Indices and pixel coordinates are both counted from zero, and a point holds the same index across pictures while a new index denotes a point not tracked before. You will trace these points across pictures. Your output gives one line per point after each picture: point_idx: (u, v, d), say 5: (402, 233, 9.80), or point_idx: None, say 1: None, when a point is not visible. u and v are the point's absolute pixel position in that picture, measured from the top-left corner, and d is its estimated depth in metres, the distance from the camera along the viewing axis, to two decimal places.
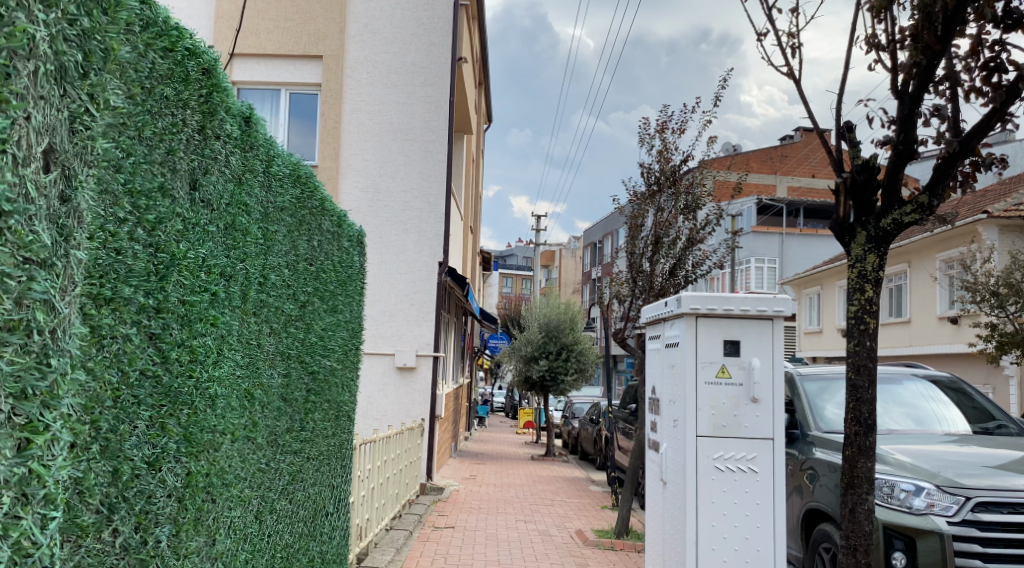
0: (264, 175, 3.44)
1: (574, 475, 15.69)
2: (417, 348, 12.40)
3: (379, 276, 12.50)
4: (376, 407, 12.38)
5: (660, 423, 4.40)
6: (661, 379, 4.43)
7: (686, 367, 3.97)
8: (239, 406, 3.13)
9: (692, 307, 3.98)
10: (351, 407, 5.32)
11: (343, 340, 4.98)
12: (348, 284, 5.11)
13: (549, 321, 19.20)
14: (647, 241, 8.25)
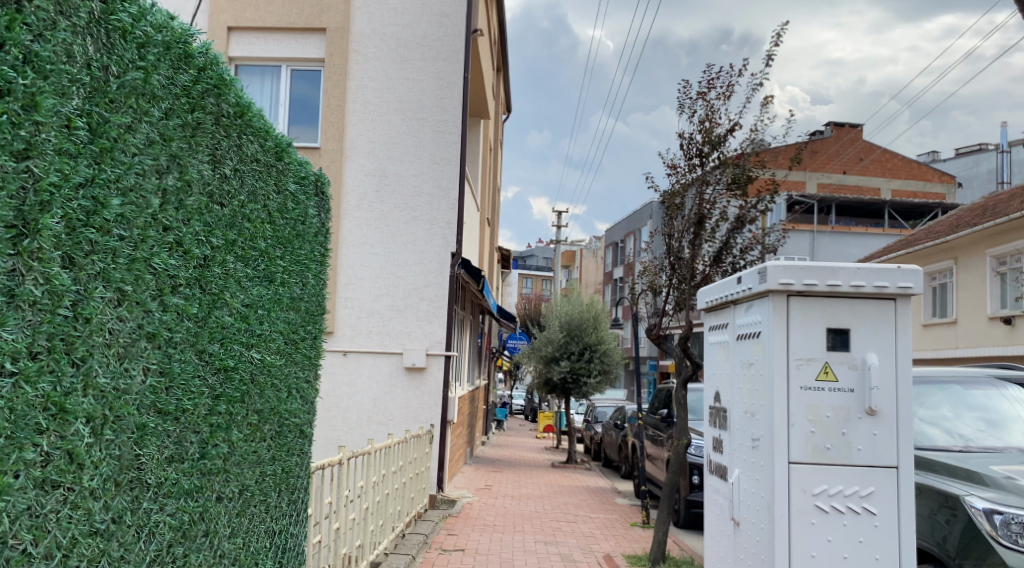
0: (88, 24, 2.36)
1: (598, 486, 14.58)
2: (427, 346, 11.38)
3: (386, 268, 11.49)
4: (382, 412, 11.35)
5: (737, 435, 3.84)
6: (734, 375, 3.91)
7: (779, 367, 3.43)
8: (9, 409, 2.06)
9: (783, 283, 3.46)
10: (301, 420, 4.36)
11: (288, 318, 4.10)
12: (298, 244, 4.25)
13: (570, 319, 18.10)
14: (688, 222, 7.15)
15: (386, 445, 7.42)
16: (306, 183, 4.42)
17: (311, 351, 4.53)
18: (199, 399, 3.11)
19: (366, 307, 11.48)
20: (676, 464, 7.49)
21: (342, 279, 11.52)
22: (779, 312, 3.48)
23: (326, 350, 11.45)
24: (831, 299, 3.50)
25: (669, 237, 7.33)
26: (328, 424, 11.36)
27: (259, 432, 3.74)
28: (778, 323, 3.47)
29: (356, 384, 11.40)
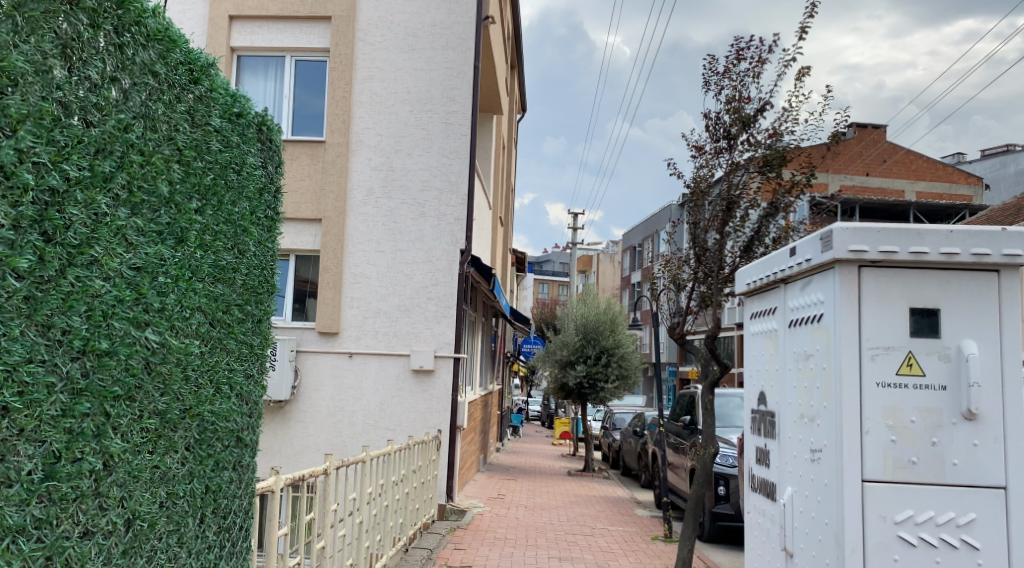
0: None
1: (616, 495, 13.96)
2: (436, 348, 10.82)
3: (393, 266, 10.94)
4: (389, 416, 10.79)
5: (790, 437, 3.35)
6: (789, 365, 3.40)
7: (847, 356, 2.93)
8: None
9: (855, 253, 2.95)
10: (231, 421, 3.56)
11: (206, 289, 3.28)
12: (225, 199, 3.46)
13: (586, 322, 17.46)
14: (716, 209, 6.55)
15: (386, 450, 6.84)
16: (241, 123, 3.65)
17: (254, 339, 3.82)
18: (40, 399, 2.25)
19: (372, 307, 10.92)
20: (704, 473, 6.84)
21: (348, 278, 10.97)
22: (851, 292, 2.96)
23: (331, 352, 10.91)
24: (917, 272, 2.98)
25: (694, 226, 6.74)
26: (332, 429, 10.81)
27: (156, 444, 2.90)
28: (848, 304, 2.96)
29: (361, 387, 10.85)
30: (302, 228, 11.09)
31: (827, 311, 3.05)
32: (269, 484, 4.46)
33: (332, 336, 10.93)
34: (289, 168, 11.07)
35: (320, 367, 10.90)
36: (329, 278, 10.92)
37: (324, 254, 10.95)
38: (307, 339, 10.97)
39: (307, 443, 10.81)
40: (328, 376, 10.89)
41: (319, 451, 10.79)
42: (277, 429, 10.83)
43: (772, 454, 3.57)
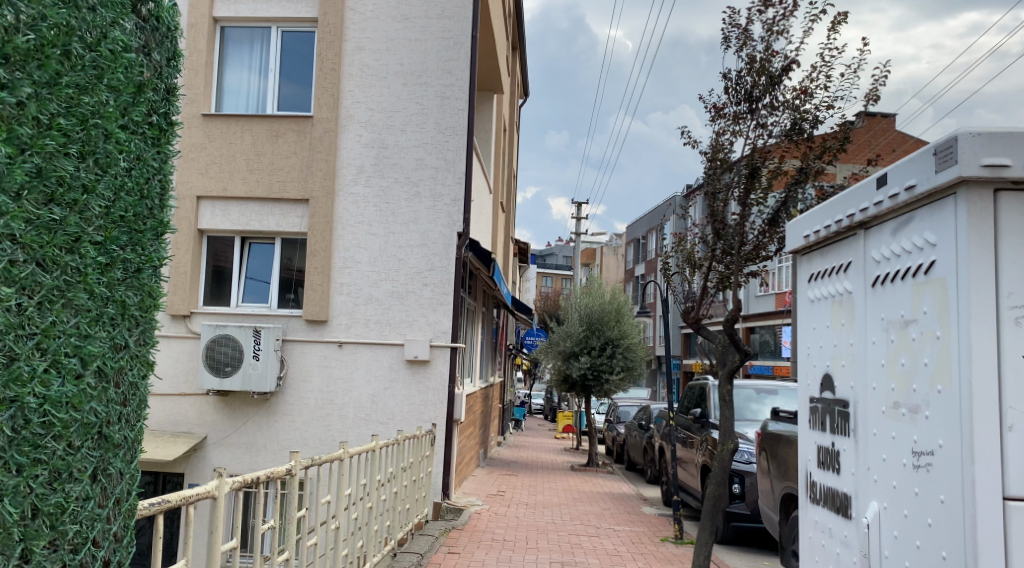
0: None
1: (622, 492, 13.33)
2: (431, 337, 10.17)
3: (385, 249, 10.30)
4: (381, 410, 10.15)
5: (886, 431, 2.56)
6: (878, 339, 2.65)
7: (980, 315, 2.12)
8: None
9: (991, 174, 2.16)
10: (81, 427, 2.29)
11: (15, 210, 2.05)
12: (63, 75, 2.21)
13: (590, 312, 16.78)
14: (738, 177, 5.94)
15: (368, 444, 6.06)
16: None
17: (134, 300, 2.56)
18: None
19: (363, 294, 10.29)
20: (722, 473, 6.18)
21: (337, 263, 10.34)
22: (985, 231, 2.16)
23: (320, 342, 10.27)
24: None
25: (712, 199, 6.12)
26: (322, 423, 10.21)
27: None
28: (980, 243, 2.15)
29: (352, 378, 10.22)
30: (289, 209, 10.44)
31: (944, 257, 2.27)
32: (211, 488, 3.80)
33: (321, 324, 10.30)
34: (275, 145, 10.43)
35: (308, 357, 10.27)
36: (317, 262, 10.28)
37: (312, 237, 10.31)
38: (294, 327, 10.33)
39: (294, 438, 10.21)
40: (317, 367, 10.26)
41: (307, 447, 10.19)
42: (262, 422, 10.22)
43: (848, 457, 2.85)
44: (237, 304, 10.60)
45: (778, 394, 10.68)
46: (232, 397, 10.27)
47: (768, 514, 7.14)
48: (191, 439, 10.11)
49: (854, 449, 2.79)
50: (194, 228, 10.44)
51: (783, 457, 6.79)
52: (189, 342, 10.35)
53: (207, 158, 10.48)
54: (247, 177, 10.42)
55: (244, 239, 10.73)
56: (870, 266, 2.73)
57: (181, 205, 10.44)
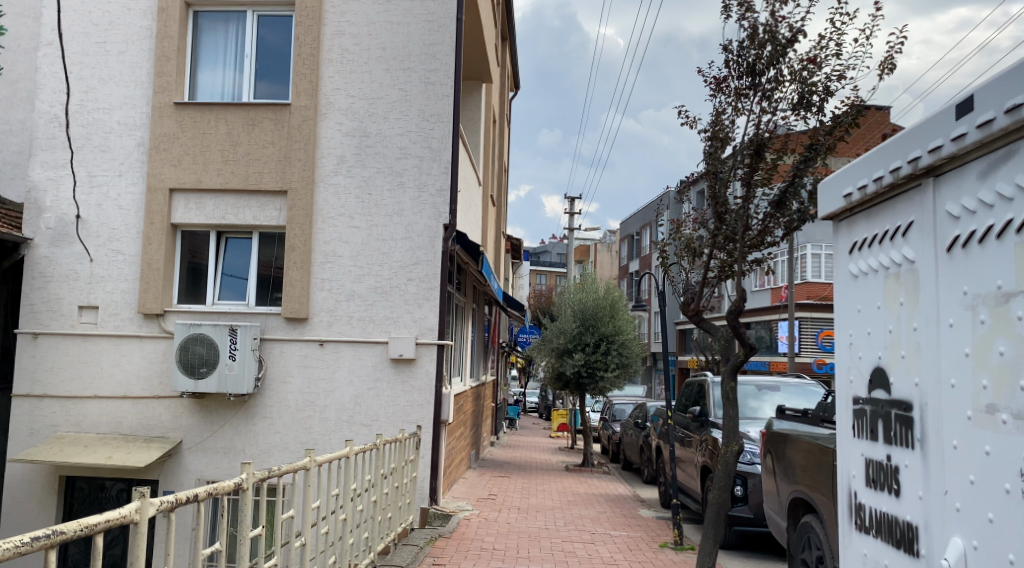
0: None
1: (619, 494, 12.89)
2: (417, 334, 9.70)
3: (368, 243, 9.82)
4: (365, 412, 9.69)
5: (974, 436, 2.07)
6: (955, 323, 2.18)
7: None
8: None
9: None
10: None
11: None
12: None
13: (584, 307, 16.34)
14: (743, 156, 5.50)
15: (343, 450, 5.54)
16: None
17: None
18: None
19: (345, 290, 9.81)
20: (726, 477, 5.72)
21: (317, 257, 9.85)
22: None
23: (300, 340, 9.79)
24: None
25: (714, 181, 5.68)
26: (303, 426, 9.73)
27: None
28: None
29: (334, 379, 9.75)
30: (267, 202, 9.94)
31: None
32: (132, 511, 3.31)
33: (301, 322, 9.81)
34: (251, 134, 9.93)
35: (288, 357, 9.80)
36: (296, 257, 9.79)
37: (290, 231, 9.83)
38: (273, 325, 9.84)
39: (274, 441, 9.74)
40: (297, 367, 9.78)
41: (287, 451, 9.72)
42: (240, 426, 9.75)
43: (914, 473, 2.35)
44: (214, 302, 10.11)
45: (780, 390, 10.22)
46: (208, 400, 9.78)
47: (774, 518, 6.70)
48: (165, 444, 9.62)
49: (922, 463, 2.31)
50: (167, 223, 9.94)
51: (790, 458, 6.34)
52: (163, 342, 9.85)
53: (179, 148, 9.97)
54: (222, 168, 9.92)
55: (220, 234, 10.24)
56: (940, 238, 2.26)
57: (153, 199, 9.94)
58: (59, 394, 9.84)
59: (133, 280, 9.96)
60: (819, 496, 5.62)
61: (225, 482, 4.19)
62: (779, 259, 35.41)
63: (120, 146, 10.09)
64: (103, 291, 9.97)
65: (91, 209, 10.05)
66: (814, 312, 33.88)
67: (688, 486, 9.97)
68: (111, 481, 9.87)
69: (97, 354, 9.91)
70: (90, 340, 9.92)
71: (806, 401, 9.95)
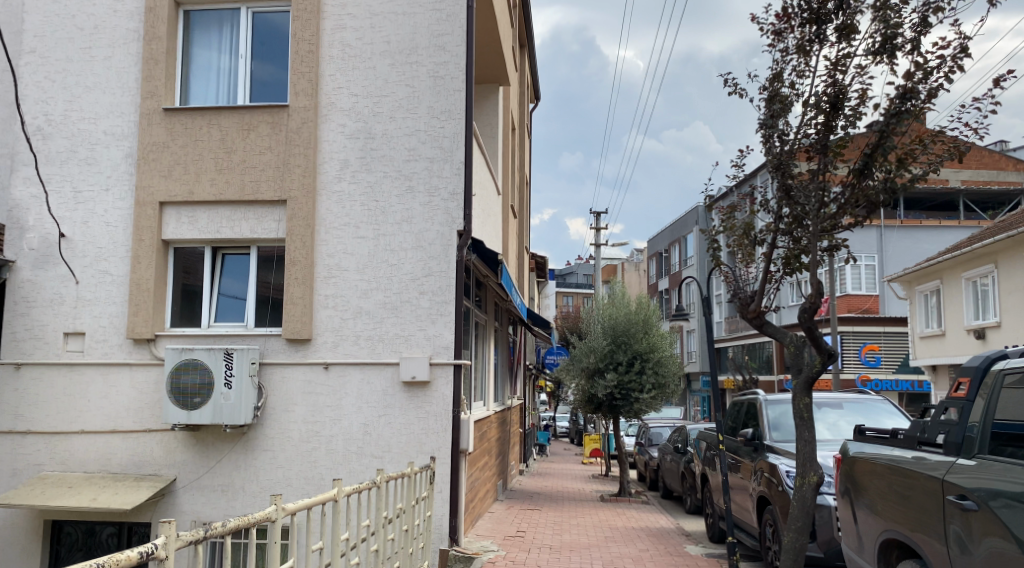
0: None
1: (662, 527, 11.78)
2: (431, 353, 8.74)
3: (376, 254, 8.90)
4: (376, 442, 8.72)
5: None
6: None
7: None
8: None
9: None
10: None
11: None
12: None
13: (615, 324, 15.27)
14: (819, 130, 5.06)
15: (325, 494, 4.48)
16: None
17: None
18: None
19: (351, 307, 8.89)
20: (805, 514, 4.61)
21: (320, 272, 8.95)
22: None
23: (303, 364, 8.86)
24: None
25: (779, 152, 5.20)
26: (308, 459, 8.78)
27: None
28: None
29: (341, 406, 8.80)
30: (264, 213, 9.07)
31: None
32: None
33: (304, 344, 8.89)
34: (246, 140, 9.09)
35: (289, 382, 8.87)
36: (297, 272, 8.89)
37: (290, 244, 8.94)
38: (273, 348, 8.93)
39: (276, 477, 8.78)
40: (301, 393, 8.85)
41: (291, 487, 8.76)
42: (239, 460, 8.80)
43: None
44: (209, 324, 9.22)
45: (843, 408, 9.03)
46: (203, 432, 8.86)
47: (856, 559, 5.55)
48: (157, 482, 8.68)
49: None
50: (157, 239, 9.10)
51: (873, 488, 5.21)
52: (154, 370, 8.96)
53: (170, 158, 9.15)
54: (216, 178, 9.07)
55: (216, 250, 9.38)
56: None
57: (142, 213, 9.10)
58: (43, 429, 8.98)
59: (122, 302, 9.11)
60: (922, 537, 4.48)
61: (124, 556, 2.69)
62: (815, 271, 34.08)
63: (107, 157, 9.29)
64: (90, 315, 9.13)
65: (77, 227, 9.24)
66: (855, 326, 32.47)
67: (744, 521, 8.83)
68: (101, 524, 8.95)
69: (84, 384, 9.04)
70: (76, 369, 9.05)
71: (872, 422, 8.79)
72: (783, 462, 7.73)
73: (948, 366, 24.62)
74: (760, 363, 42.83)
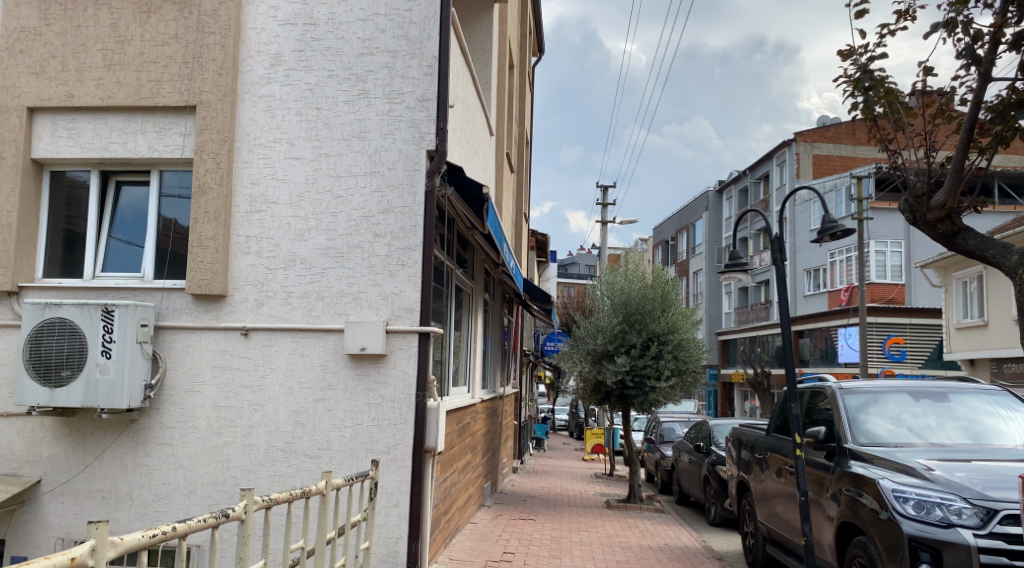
0: None
1: (686, 547, 9.48)
2: (389, 317, 6.44)
3: (314, 181, 6.57)
4: (310, 437, 6.41)
5: None
6: None
7: None
8: None
9: None
10: None
11: None
12: None
13: (627, 298, 12.95)
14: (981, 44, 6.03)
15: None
16: None
17: None
18: None
19: (281, 253, 6.56)
20: None
21: (240, 206, 6.62)
22: None
23: (213, 328, 6.54)
24: None
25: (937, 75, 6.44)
26: (218, 458, 6.45)
27: None
28: None
29: (264, 387, 6.48)
30: (166, 125, 6.72)
31: None
32: None
33: (215, 302, 6.57)
34: (144, 26, 6.75)
35: (195, 353, 6.54)
36: (208, 205, 6.55)
37: (200, 165, 6.60)
38: (176, 307, 6.61)
39: (174, 482, 6.44)
40: (211, 368, 6.52)
41: (195, 497, 6.42)
42: (127, 459, 6.47)
43: None
44: (95, 276, 6.87)
45: (944, 405, 6.56)
46: (78, 417, 6.53)
47: None
48: (11, 486, 6.34)
49: None
50: (24, 158, 6.74)
51: None
52: (14, 333, 6.62)
53: (43, 49, 6.79)
54: (103, 77, 6.72)
55: (107, 176, 6.99)
56: None
57: (3, 122, 6.74)
58: None
59: None
60: None
61: None
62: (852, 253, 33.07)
63: None
64: None
65: None
66: (879, 315, 30.49)
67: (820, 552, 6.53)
68: None
69: None
70: None
71: (959, 421, 6.35)
72: (884, 475, 5.42)
73: (990, 358, 22.66)
74: (771, 355, 40.60)
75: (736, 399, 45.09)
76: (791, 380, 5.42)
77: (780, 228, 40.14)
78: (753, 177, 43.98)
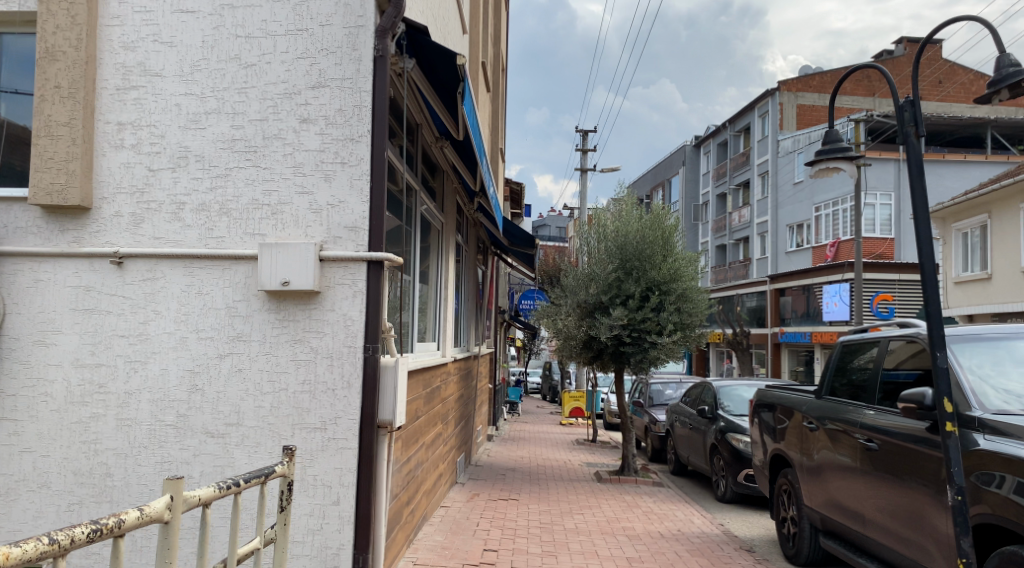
0: None
1: (705, 536, 7.71)
2: (325, 238, 4.54)
3: (214, 45, 4.62)
4: (213, 407, 4.52)
5: None
6: None
7: None
8: None
9: None
10: None
11: None
12: None
13: (623, 242, 11.16)
14: None
15: None
16: None
17: None
18: None
19: (169, 148, 4.61)
20: None
21: (109, 81, 4.64)
22: None
23: (70, 254, 4.59)
24: None
25: None
26: (81, 438, 4.53)
27: None
28: None
29: (145, 338, 4.57)
30: None
31: None
32: None
33: (75, 218, 4.61)
34: None
35: (46, 290, 4.60)
36: (60, 77, 4.55)
37: (47, 21, 4.59)
38: (18, 226, 4.63)
39: (18, 473, 4.52)
40: (70, 312, 4.59)
41: (49, 493, 4.50)
42: None
43: None
44: None
45: None
46: None
47: None
48: None
49: None
50: None
51: None
52: None
53: None
54: None
55: None
56: None
57: None
58: None
59: None
60: None
61: None
62: (840, 206, 31.55)
63: None
64: None
65: None
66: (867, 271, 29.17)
67: (927, 549, 4.73)
68: None
69: None
70: None
71: None
72: None
73: (992, 313, 21.35)
74: (751, 315, 39.35)
75: (714, 360, 43.94)
76: (937, 316, 3.70)
77: (760, 182, 38.63)
78: (732, 130, 42.31)
